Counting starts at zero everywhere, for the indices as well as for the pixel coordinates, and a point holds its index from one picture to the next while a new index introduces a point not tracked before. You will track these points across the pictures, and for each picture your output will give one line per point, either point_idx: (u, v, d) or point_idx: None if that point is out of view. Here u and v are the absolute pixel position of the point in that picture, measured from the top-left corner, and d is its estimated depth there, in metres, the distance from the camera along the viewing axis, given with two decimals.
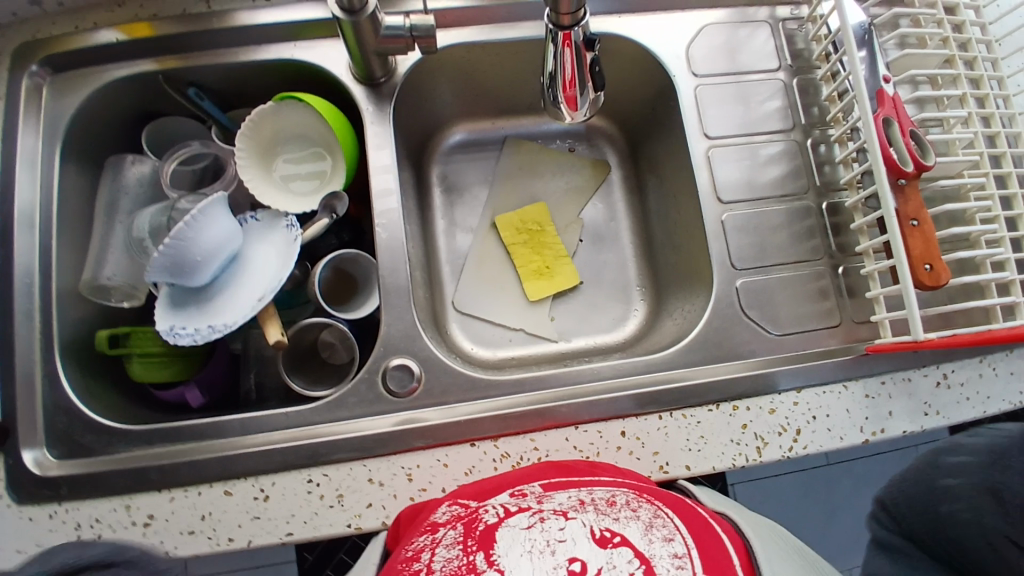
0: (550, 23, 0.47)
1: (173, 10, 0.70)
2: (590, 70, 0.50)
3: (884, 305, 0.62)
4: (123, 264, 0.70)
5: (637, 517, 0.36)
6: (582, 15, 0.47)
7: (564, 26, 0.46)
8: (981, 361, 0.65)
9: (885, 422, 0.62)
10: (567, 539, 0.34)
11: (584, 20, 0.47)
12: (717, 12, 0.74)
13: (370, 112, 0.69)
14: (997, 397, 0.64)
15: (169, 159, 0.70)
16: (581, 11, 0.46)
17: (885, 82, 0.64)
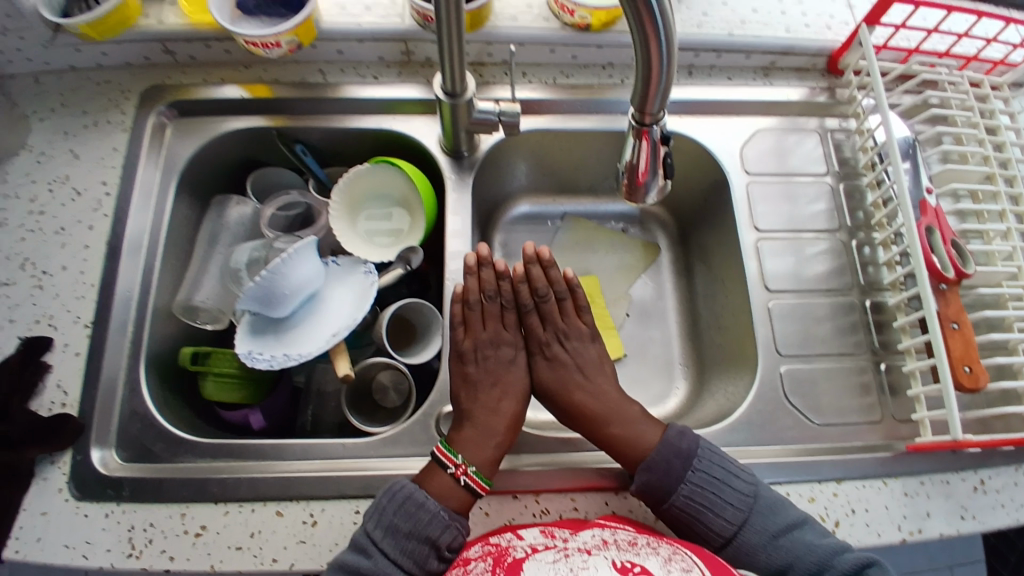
0: (632, 120, 0.53)
1: (291, 77, 0.80)
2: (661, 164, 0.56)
3: (925, 405, 0.64)
4: (215, 291, 0.77)
5: (656, 553, 0.46)
6: (662, 117, 0.53)
7: (645, 124, 0.52)
8: (1019, 471, 0.65)
9: (922, 522, 0.62)
10: (592, 567, 0.43)
11: (663, 121, 0.53)
12: (771, 119, 0.81)
13: (453, 181, 0.77)
14: None
15: (271, 204, 0.78)
16: (661, 114, 0.52)
17: (927, 194, 0.69)
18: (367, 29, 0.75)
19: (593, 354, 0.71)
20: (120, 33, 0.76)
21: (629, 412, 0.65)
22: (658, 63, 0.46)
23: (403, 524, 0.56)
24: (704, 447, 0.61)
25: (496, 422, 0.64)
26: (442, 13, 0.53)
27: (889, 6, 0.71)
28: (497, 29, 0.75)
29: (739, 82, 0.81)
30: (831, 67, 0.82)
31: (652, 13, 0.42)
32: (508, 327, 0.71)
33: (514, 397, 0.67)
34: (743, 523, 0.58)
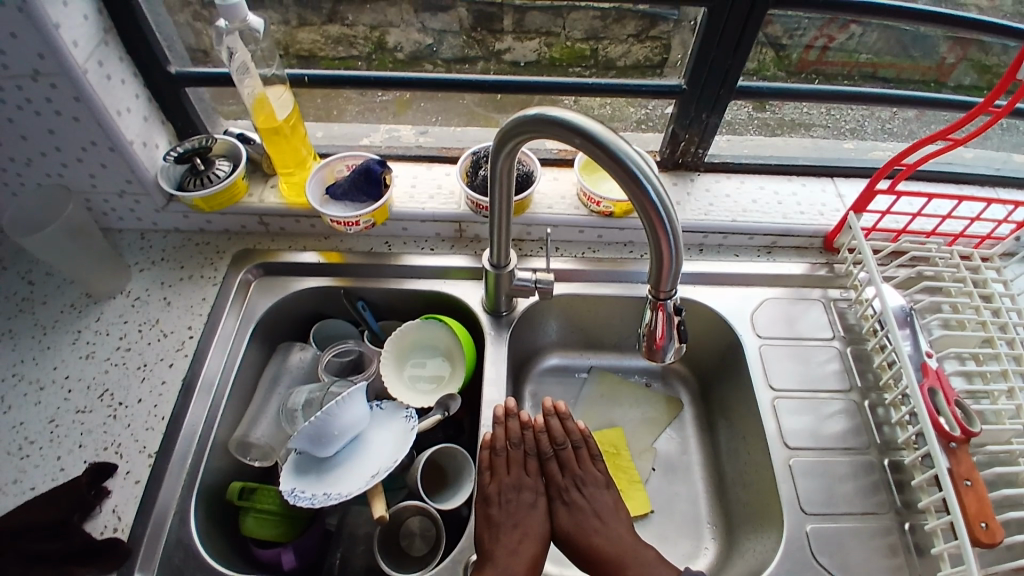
0: (648, 293, 0.59)
1: (362, 247, 0.95)
2: (675, 333, 0.61)
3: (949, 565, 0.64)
4: (270, 430, 0.84)
5: None
6: (675, 292, 0.59)
7: (660, 299, 0.58)
8: None
9: None
10: None
11: (677, 298, 0.59)
12: (777, 289, 0.91)
13: (492, 336, 0.87)
14: None
15: (330, 350, 0.88)
16: (674, 292, 0.59)
17: (928, 357, 0.74)
18: (429, 211, 0.91)
19: (609, 502, 0.75)
20: (225, 206, 0.92)
21: (644, 555, 0.70)
22: (667, 251, 0.55)
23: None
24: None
25: (515, 563, 0.68)
26: (495, 208, 0.68)
27: (873, 196, 0.82)
28: (536, 214, 0.90)
29: (745, 258, 0.92)
30: (827, 245, 0.92)
31: (659, 214, 0.52)
32: (530, 473, 0.77)
33: (533, 541, 0.71)
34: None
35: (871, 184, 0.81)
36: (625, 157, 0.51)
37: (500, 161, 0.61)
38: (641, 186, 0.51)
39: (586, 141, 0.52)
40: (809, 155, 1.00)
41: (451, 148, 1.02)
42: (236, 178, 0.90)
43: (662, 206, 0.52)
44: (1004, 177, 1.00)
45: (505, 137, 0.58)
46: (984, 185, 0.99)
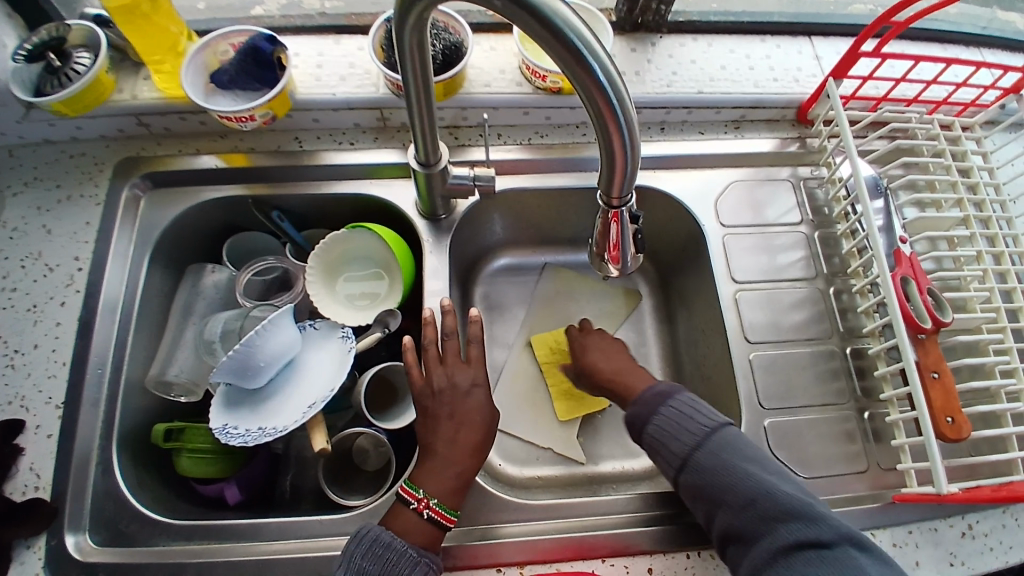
0: (600, 200, 0.50)
1: (269, 145, 0.80)
2: (629, 243, 0.53)
3: (910, 455, 0.65)
4: (189, 363, 0.75)
5: None
6: (631, 198, 0.50)
7: (613, 207, 0.49)
8: (1004, 511, 0.66)
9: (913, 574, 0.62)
10: None
11: (632, 202, 0.50)
12: (742, 170, 0.82)
13: (430, 243, 0.77)
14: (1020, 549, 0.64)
15: (248, 270, 0.77)
16: (629, 195, 0.49)
17: (902, 243, 0.70)
18: (342, 98, 0.76)
19: (619, 358, 0.75)
20: (93, 108, 0.76)
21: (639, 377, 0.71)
22: (620, 150, 0.44)
23: (372, 567, 0.56)
24: (681, 392, 0.65)
25: (456, 451, 0.64)
26: (410, 96, 0.55)
27: (856, 60, 0.72)
28: (471, 96, 0.77)
29: (710, 137, 0.82)
30: (799, 117, 0.82)
31: (609, 102, 0.41)
32: (471, 363, 0.69)
33: (475, 427, 0.65)
34: (700, 447, 0.60)
35: (856, 45, 0.70)
36: (563, 25, 0.39)
37: (404, 35, 0.48)
38: (585, 66, 0.40)
39: (511, 3, 0.39)
40: (782, 11, 0.86)
41: (362, 15, 0.84)
42: (99, 71, 0.73)
43: (613, 90, 0.41)
44: (987, 34, 0.91)
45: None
46: (966, 46, 0.90)
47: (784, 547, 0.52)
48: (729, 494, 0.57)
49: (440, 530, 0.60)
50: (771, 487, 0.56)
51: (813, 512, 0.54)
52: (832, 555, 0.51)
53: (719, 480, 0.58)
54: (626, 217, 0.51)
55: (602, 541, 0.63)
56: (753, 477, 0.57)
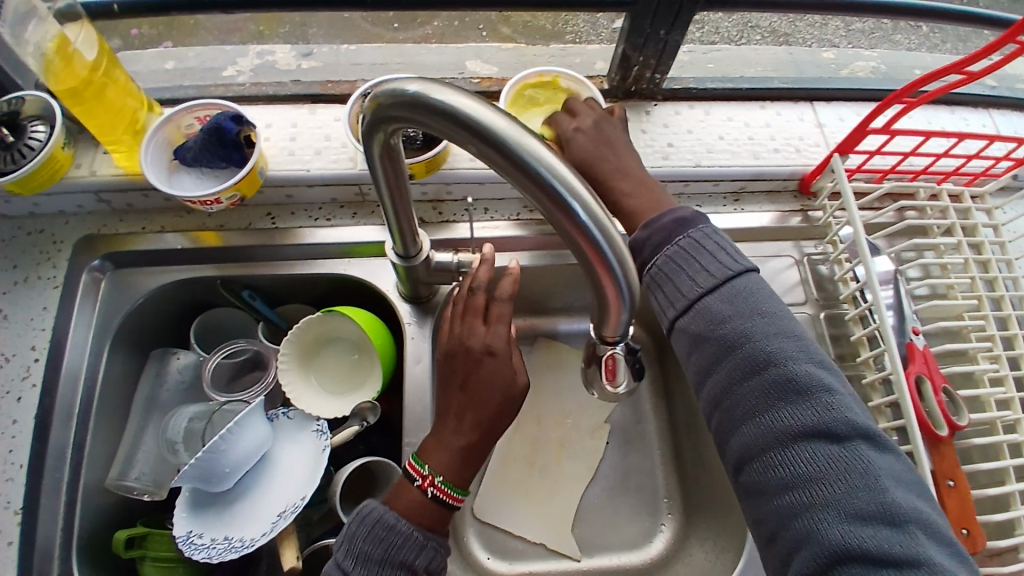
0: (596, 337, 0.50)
1: (239, 223, 0.75)
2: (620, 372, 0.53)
3: None
4: (150, 464, 0.71)
5: None
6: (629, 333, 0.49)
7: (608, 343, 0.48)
8: None
9: None
10: None
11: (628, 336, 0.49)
12: (742, 245, 0.78)
13: (413, 327, 0.71)
14: None
15: (215, 354, 0.72)
16: (625, 331, 0.48)
17: (913, 334, 0.65)
18: (317, 175, 0.71)
19: (653, 189, 0.64)
20: (48, 186, 0.71)
21: (646, 198, 0.63)
22: (615, 290, 0.41)
23: (374, 551, 0.54)
24: (705, 223, 0.59)
25: (460, 425, 0.59)
26: (388, 208, 0.51)
27: (865, 135, 0.67)
28: (454, 171, 0.71)
29: (708, 210, 0.78)
30: (802, 188, 0.78)
31: (601, 250, 0.39)
32: (490, 322, 0.60)
33: (486, 401, 0.59)
34: (714, 292, 0.55)
35: (864, 122, 0.65)
36: (546, 171, 0.36)
37: (379, 160, 0.44)
38: (570, 212, 0.37)
39: (488, 147, 0.36)
40: (782, 75, 0.83)
41: (338, 81, 0.80)
42: (53, 147, 0.68)
43: (603, 236, 0.38)
44: (998, 95, 0.87)
45: (379, 122, 0.40)
46: (975, 107, 0.87)
47: (776, 413, 0.49)
48: (715, 340, 0.53)
49: (448, 512, 0.58)
50: (770, 344, 0.51)
51: (822, 381, 0.50)
52: (834, 424, 0.48)
53: (717, 329, 0.53)
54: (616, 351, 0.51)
55: None
56: (750, 328, 0.52)
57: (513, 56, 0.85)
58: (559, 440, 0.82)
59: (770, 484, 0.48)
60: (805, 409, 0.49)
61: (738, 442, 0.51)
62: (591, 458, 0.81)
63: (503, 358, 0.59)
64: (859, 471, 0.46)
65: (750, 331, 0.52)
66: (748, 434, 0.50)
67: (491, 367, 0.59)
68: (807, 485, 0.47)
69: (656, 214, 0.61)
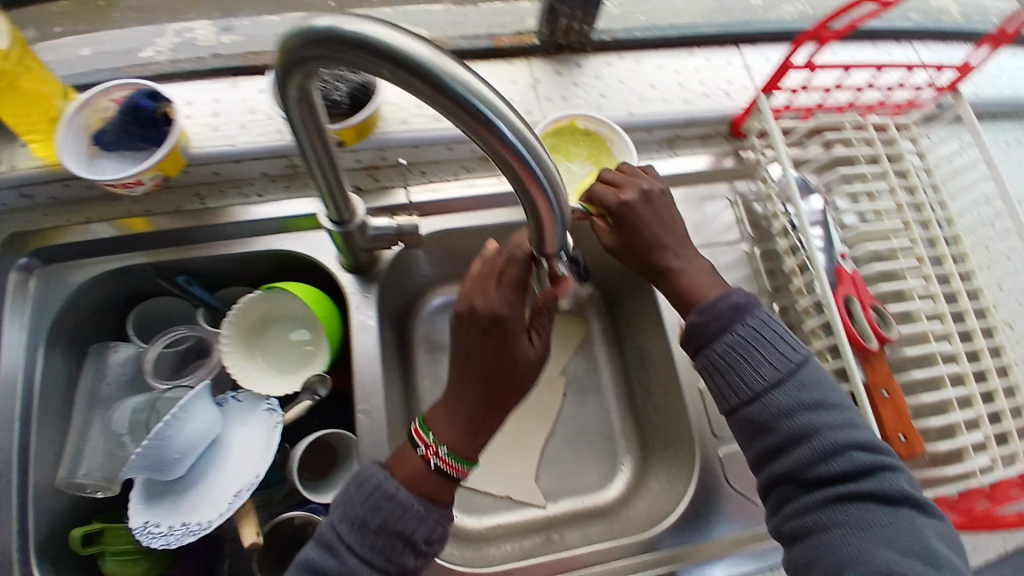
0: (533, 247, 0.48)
1: (169, 206, 0.73)
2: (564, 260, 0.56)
3: None
4: (99, 461, 0.68)
5: None
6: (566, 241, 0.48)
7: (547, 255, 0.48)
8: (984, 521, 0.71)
9: None
10: None
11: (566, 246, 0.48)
12: (682, 189, 0.79)
13: (357, 297, 0.70)
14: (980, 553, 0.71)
15: (155, 344, 0.71)
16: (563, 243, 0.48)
17: (841, 259, 0.69)
18: (243, 149, 0.70)
19: (702, 267, 0.66)
20: None
21: (699, 281, 0.64)
22: (548, 207, 0.42)
23: (371, 518, 0.55)
24: (759, 309, 0.61)
25: (471, 396, 0.58)
26: (313, 167, 0.50)
27: (786, 73, 0.69)
28: (388, 135, 0.70)
29: (646, 158, 0.78)
30: (733, 131, 0.79)
31: (529, 167, 0.39)
32: (503, 290, 0.58)
33: (501, 374, 0.58)
34: (777, 384, 0.57)
35: (786, 59, 0.67)
36: (465, 90, 0.35)
37: (292, 102, 0.43)
38: (493, 129, 0.37)
39: (402, 71, 0.36)
40: (709, 20, 0.84)
41: (261, 53, 0.77)
42: None
43: (529, 151, 0.38)
44: (916, 28, 0.90)
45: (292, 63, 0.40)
46: (897, 40, 0.90)
47: (832, 479, 0.53)
48: (779, 428, 0.56)
49: (452, 484, 0.58)
50: (811, 415, 0.55)
51: (869, 447, 0.54)
52: (885, 492, 0.52)
53: (773, 420, 0.56)
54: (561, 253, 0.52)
55: None
56: (813, 421, 0.55)
57: (443, 16, 0.84)
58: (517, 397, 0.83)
59: (826, 541, 0.52)
60: (863, 484, 0.53)
61: (793, 507, 0.55)
62: (548, 411, 0.83)
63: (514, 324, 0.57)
64: (909, 536, 0.50)
65: (821, 430, 0.55)
66: (806, 499, 0.54)
67: (500, 340, 0.57)
68: (857, 543, 0.51)
69: (712, 298, 0.63)
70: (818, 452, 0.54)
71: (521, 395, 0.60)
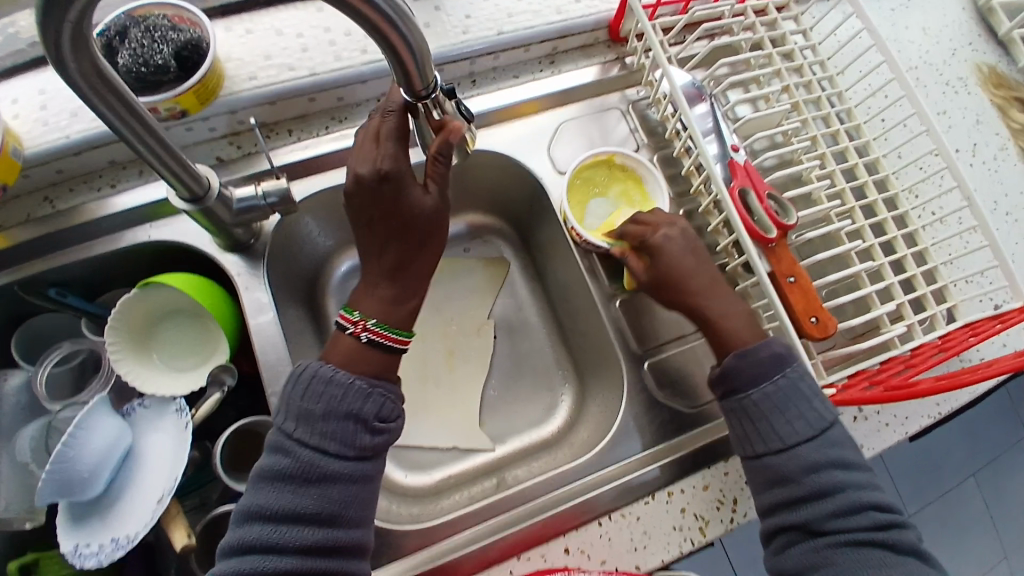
0: (406, 93, 0.48)
1: (18, 216, 0.66)
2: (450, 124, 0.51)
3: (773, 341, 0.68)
4: (16, 494, 0.64)
5: None
6: (434, 79, 0.47)
7: (419, 95, 0.47)
8: (933, 403, 0.74)
9: (870, 440, 0.72)
10: None
11: (437, 84, 0.48)
12: (570, 107, 0.76)
13: (246, 276, 0.67)
14: (915, 416, 0.73)
15: (42, 366, 0.66)
16: (433, 80, 0.47)
17: (733, 151, 0.67)
18: (79, 139, 0.63)
19: (740, 309, 0.63)
20: None
21: (730, 319, 0.63)
22: (396, 34, 0.41)
23: (316, 406, 0.54)
24: (798, 362, 0.61)
25: (393, 263, 0.59)
26: (136, 144, 0.48)
27: None
28: (236, 96, 0.64)
29: (526, 79, 0.75)
30: (612, 37, 0.75)
31: None
32: (384, 147, 0.55)
33: (415, 228, 0.58)
34: (811, 439, 0.58)
35: None
36: None
37: (70, 62, 0.39)
38: None
39: None
40: None
41: None
42: None
43: None
44: None
45: (47, 18, 0.35)
46: None
47: (846, 521, 0.56)
48: (803, 480, 0.57)
49: (392, 354, 0.59)
50: (840, 476, 0.57)
51: (884, 506, 0.57)
52: (896, 541, 0.55)
53: (804, 468, 0.57)
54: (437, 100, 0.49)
55: (530, 532, 0.64)
56: (840, 481, 0.57)
57: None
58: (448, 347, 0.82)
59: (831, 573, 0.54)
60: (875, 527, 0.56)
61: (801, 547, 0.57)
62: (480, 356, 0.82)
63: (409, 177, 0.56)
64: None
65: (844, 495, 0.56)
66: (813, 542, 0.56)
67: (400, 198, 0.56)
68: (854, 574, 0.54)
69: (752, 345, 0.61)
70: (837, 495, 0.56)
71: (438, 237, 0.61)
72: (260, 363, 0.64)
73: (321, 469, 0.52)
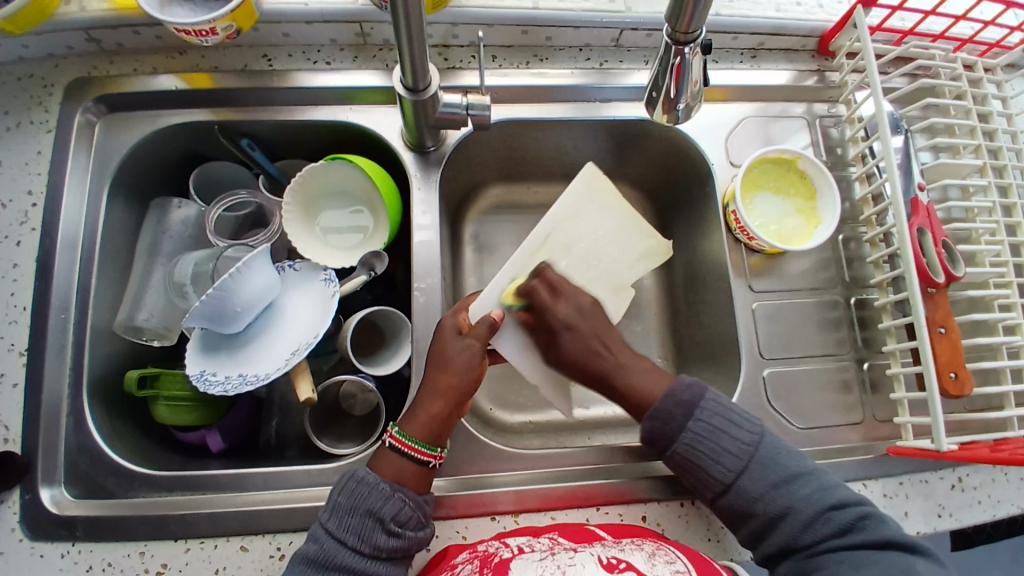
0: (668, 36, 0.51)
1: (233, 64, 0.72)
2: (690, 78, 0.53)
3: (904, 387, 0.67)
4: (159, 308, 0.70)
5: (642, 550, 0.53)
6: (699, 32, 0.50)
7: (679, 42, 0.50)
8: None
9: (959, 510, 0.66)
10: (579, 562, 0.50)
11: (700, 36, 0.50)
12: (756, 105, 0.76)
13: (419, 179, 0.71)
14: (1007, 501, 0.67)
15: (216, 206, 0.71)
16: (699, 30, 0.49)
17: (919, 191, 0.67)
18: (315, 9, 0.67)
19: (644, 364, 0.59)
20: (39, 25, 0.66)
21: (630, 361, 0.59)
22: None
23: (343, 502, 0.54)
24: (710, 392, 0.58)
25: (413, 414, 0.58)
26: (401, 31, 0.51)
27: None
28: (463, 9, 0.68)
29: (725, 66, 0.76)
30: (821, 48, 0.77)
31: None
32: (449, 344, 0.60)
33: (440, 370, 0.59)
34: (743, 470, 0.56)
35: None
36: None
37: None
38: None
39: None
40: None
41: None
42: None
43: None
44: None
45: None
46: None
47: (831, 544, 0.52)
48: (757, 514, 0.55)
49: (417, 464, 0.57)
50: (779, 497, 0.54)
51: (844, 506, 0.54)
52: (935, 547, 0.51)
53: (744, 509, 0.55)
54: (691, 53, 0.51)
55: (602, 489, 0.64)
56: (780, 496, 0.54)
57: None
58: None
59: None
60: (847, 532, 0.53)
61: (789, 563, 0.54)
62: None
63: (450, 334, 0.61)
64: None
65: (807, 497, 0.54)
66: (797, 562, 0.54)
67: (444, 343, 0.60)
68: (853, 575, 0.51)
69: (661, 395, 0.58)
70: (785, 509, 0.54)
71: (445, 372, 0.59)
72: (414, 260, 0.68)
73: (336, 562, 0.52)
